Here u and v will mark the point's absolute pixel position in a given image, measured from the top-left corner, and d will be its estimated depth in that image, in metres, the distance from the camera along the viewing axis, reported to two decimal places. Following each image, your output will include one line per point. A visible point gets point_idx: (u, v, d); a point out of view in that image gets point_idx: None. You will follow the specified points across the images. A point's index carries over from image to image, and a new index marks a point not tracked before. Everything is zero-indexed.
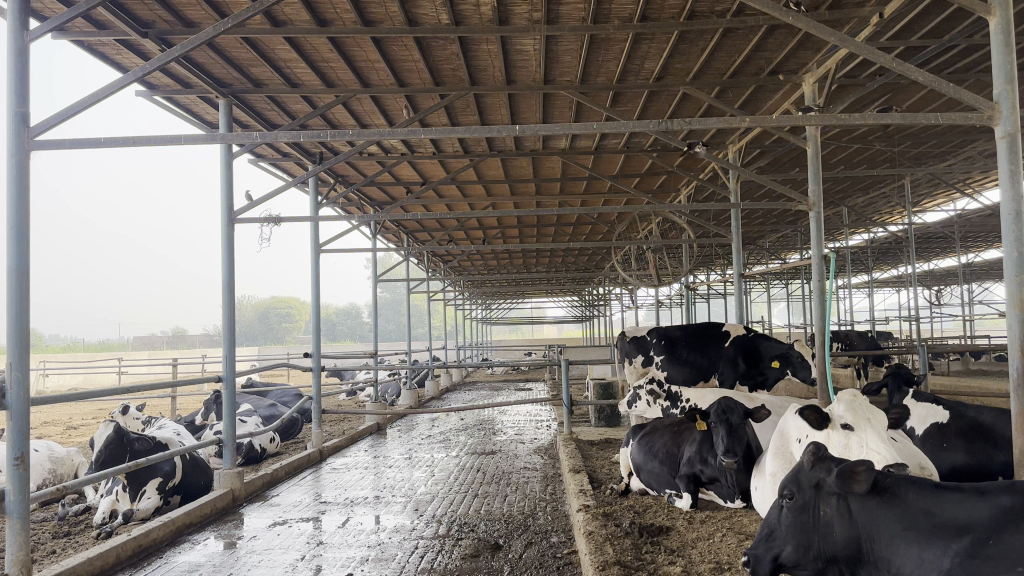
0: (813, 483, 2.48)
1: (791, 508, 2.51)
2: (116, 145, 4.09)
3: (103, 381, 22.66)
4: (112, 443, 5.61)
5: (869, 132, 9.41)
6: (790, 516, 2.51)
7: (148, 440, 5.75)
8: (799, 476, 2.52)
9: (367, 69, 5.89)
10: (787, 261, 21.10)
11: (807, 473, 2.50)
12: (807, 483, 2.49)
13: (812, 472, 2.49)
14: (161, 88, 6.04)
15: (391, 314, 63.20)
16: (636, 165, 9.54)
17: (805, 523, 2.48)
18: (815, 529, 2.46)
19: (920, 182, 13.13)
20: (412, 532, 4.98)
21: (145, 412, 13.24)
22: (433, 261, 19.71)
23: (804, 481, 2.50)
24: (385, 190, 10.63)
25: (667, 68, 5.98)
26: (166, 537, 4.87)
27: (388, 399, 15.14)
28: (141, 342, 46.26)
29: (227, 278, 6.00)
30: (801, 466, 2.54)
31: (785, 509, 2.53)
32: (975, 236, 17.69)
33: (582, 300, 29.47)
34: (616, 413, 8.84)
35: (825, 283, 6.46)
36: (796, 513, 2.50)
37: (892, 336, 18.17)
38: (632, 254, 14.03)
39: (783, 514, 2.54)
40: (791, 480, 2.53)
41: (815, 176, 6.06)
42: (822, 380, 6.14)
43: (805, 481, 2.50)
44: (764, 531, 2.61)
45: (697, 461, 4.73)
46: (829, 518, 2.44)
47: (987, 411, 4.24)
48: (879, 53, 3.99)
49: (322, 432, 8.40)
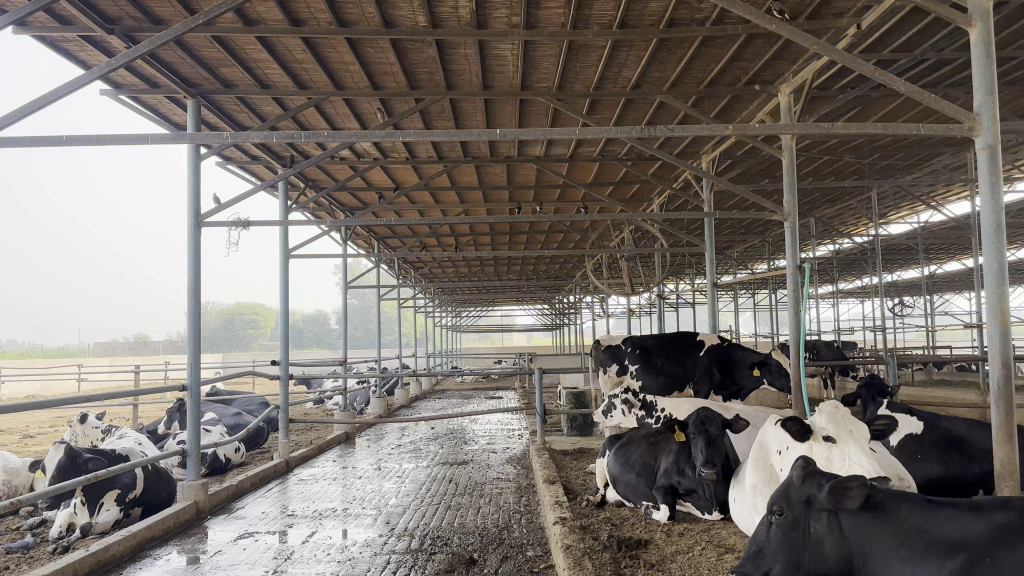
0: (803, 498, 2.40)
1: (781, 525, 2.41)
2: (79, 145, 3.93)
3: (62, 389, 22.02)
4: (64, 466, 5.36)
5: (838, 143, 9.48)
6: (779, 533, 2.41)
7: (102, 458, 5.53)
8: (788, 492, 2.44)
9: (340, 71, 5.76)
10: (755, 271, 21.27)
11: (797, 488, 2.42)
12: (797, 499, 2.41)
13: (802, 487, 2.41)
14: (127, 87, 5.86)
15: (359, 321, 62.65)
16: (610, 173, 9.52)
17: (795, 540, 2.39)
18: (805, 547, 2.38)
19: (887, 194, 13.29)
20: (383, 546, 4.84)
21: (106, 420, 12.89)
22: (404, 268, 19.53)
23: (793, 497, 2.42)
24: (356, 195, 10.48)
25: (644, 77, 5.95)
26: (126, 552, 4.67)
27: (357, 407, 14.93)
28: (101, 348, 45.19)
29: (193, 283, 5.82)
30: (788, 481, 2.46)
31: (775, 525, 2.43)
32: (938, 248, 17.97)
33: (551, 309, 29.45)
34: (589, 423, 8.78)
35: (799, 293, 6.44)
36: (786, 531, 2.40)
37: (857, 346, 18.43)
38: (604, 262, 14.01)
39: (772, 531, 2.43)
40: (781, 496, 2.44)
41: (790, 187, 6.04)
42: (796, 390, 6.11)
43: (794, 497, 2.42)
44: (752, 549, 2.49)
45: (674, 472, 4.67)
46: (819, 535, 2.37)
47: (961, 423, 4.24)
48: (860, 63, 3.99)
49: (289, 442, 8.22)
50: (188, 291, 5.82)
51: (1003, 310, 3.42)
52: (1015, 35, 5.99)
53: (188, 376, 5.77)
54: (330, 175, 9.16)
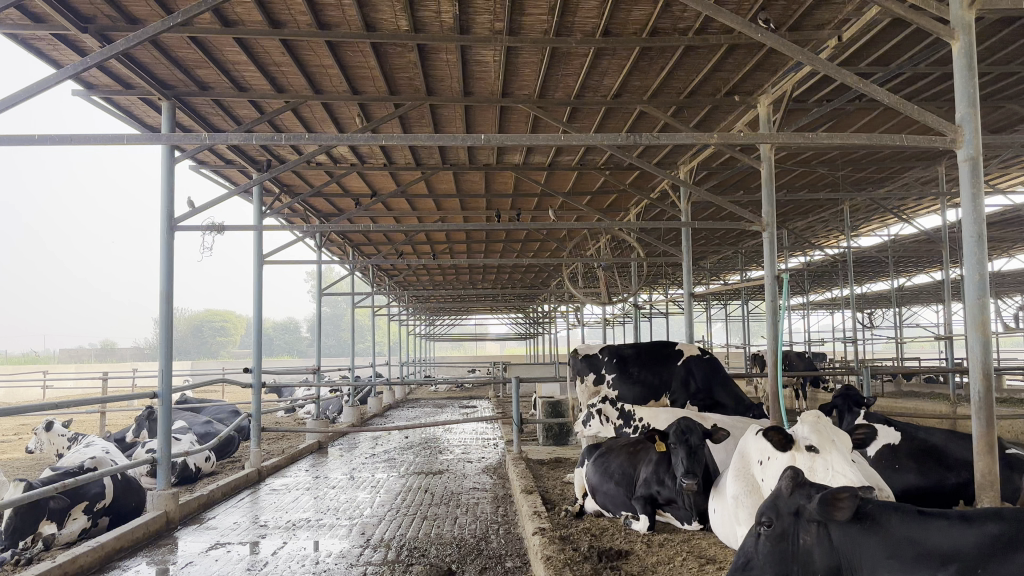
0: (792, 509, 2.39)
1: (769, 536, 2.39)
2: (52, 143, 3.82)
3: (25, 396, 21.50)
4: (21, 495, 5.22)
5: (813, 156, 9.60)
6: (768, 545, 2.39)
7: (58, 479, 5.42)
8: (777, 502, 2.42)
9: (320, 75, 5.70)
10: (728, 282, 21.42)
11: (786, 499, 2.41)
12: (786, 510, 2.39)
13: (790, 498, 2.40)
14: (100, 88, 5.74)
15: (331, 329, 62.11)
16: (588, 183, 9.55)
17: (785, 552, 2.37)
18: (794, 558, 2.36)
19: (859, 207, 13.46)
20: (359, 557, 4.75)
21: (71, 429, 12.60)
22: (378, 276, 19.41)
23: (782, 508, 2.40)
24: (332, 201, 10.38)
25: (625, 86, 5.96)
26: (94, 564, 4.54)
27: (329, 416, 14.77)
28: (66, 354, 44.28)
29: (166, 287, 5.70)
30: (777, 492, 2.45)
31: (763, 537, 2.41)
32: (908, 261, 18.25)
33: (525, 318, 29.48)
34: (565, 432, 8.77)
35: (777, 303, 6.46)
36: (775, 543, 2.38)
37: (827, 357, 18.66)
38: (580, 271, 14.03)
39: (760, 542, 2.42)
40: (770, 507, 2.42)
41: (768, 197, 6.07)
42: (773, 400, 6.12)
43: (784, 508, 2.40)
44: (740, 560, 2.48)
45: (654, 482, 4.63)
46: (808, 546, 2.36)
47: (938, 433, 4.26)
48: (845, 73, 4.08)
49: (261, 451, 8.07)
50: (161, 295, 5.69)
51: (983, 321, 3.45)
52: (987, 51, 6.11)
53: (159, 383, 5.63)
54: (306, 180, 9.06)
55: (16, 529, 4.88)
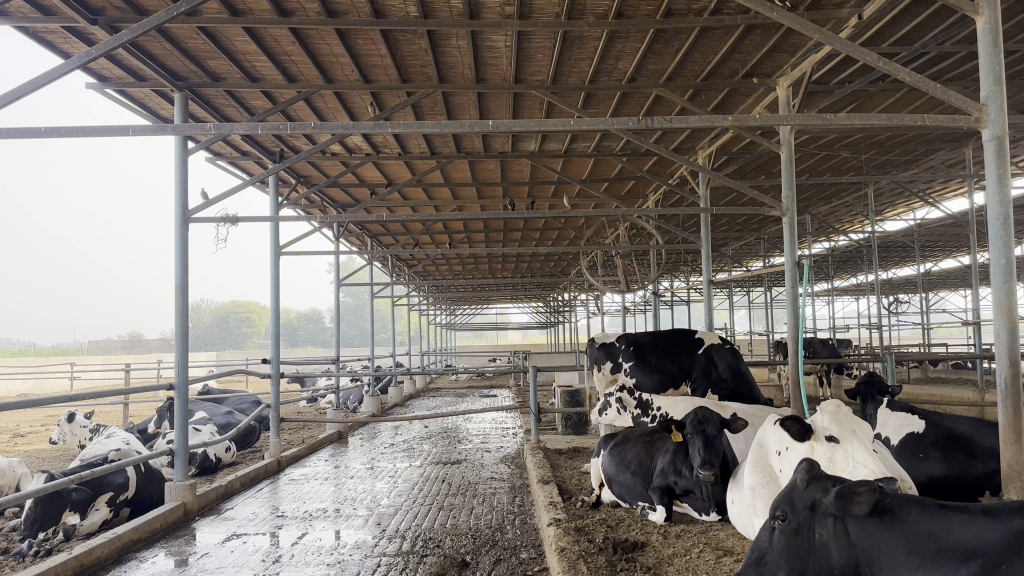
0: (808, 503, 2.31)
1: (784, 530, 2.33)
2: (58, 135, 3.80)
3: (53, 388, 21.82)
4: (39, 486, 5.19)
5: (836, 140, 9.39)
6: (784, 540, 2.33)
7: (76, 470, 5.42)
8: (793, 496, 2.35)
9: (330, 63, 5.65)
10: (751, 269, 21.17)
11: (801, 493, 2.34)
12: (802, 504, 2.32)
13: (806, 491, 2.33)
14: (113, 81, 5.74)
15: (354, 320, 62.44)
16: (606, 170, 9.44)
17: (799, 547, 2.30)
18: (809, 554, 2.29)
19: (884, 191, 13.21)
20: (374, 548, 4.74)
21: (95, 420, 12.74)
22: (397, 266, 19.41)
23: (798, 502, 2.33)
24: (349, 191, 10.34)
25: (640, 69, 5.85)
26: (111, 555, 4.56)
27: (350, 406, 14.82)
28: (94, 347, 44.87)
29: (180, 279, 5.70)
30: (793, 485, 2.37)
31: (779, 531, 2.34)
32: (934, 245, 17.92)
33: (546, 306, 29.42)
34: (584, 421, 8.71)
35: (798, 290, 6.32)
36: (789, 538, 2.31)
37: (852, 344, 18.42)
38: (600, 260, 13.92)
39: (775, 537, 2.35)
40: (785, 500, 2.35)
41: (788, 182, 5.93)
42: (795, 388, 5.99)
43: (799, 502, 2.33)
44: (754, 555, 2.41)
45: (671, 472, 4.56)
46: (824, 541, 2.29)
47: (963, 422, 4.14)
48: (865, 52, 3.97)
49: (280, 442, 8.09)
50: (176, 287, 5.69)
51: (1010, 307, 3.34)
52: (1016, 28, 5.91)
53: (175, 374, 5.64)
54: (321, 171, 9.03)
55: (38, 518, 4.92)
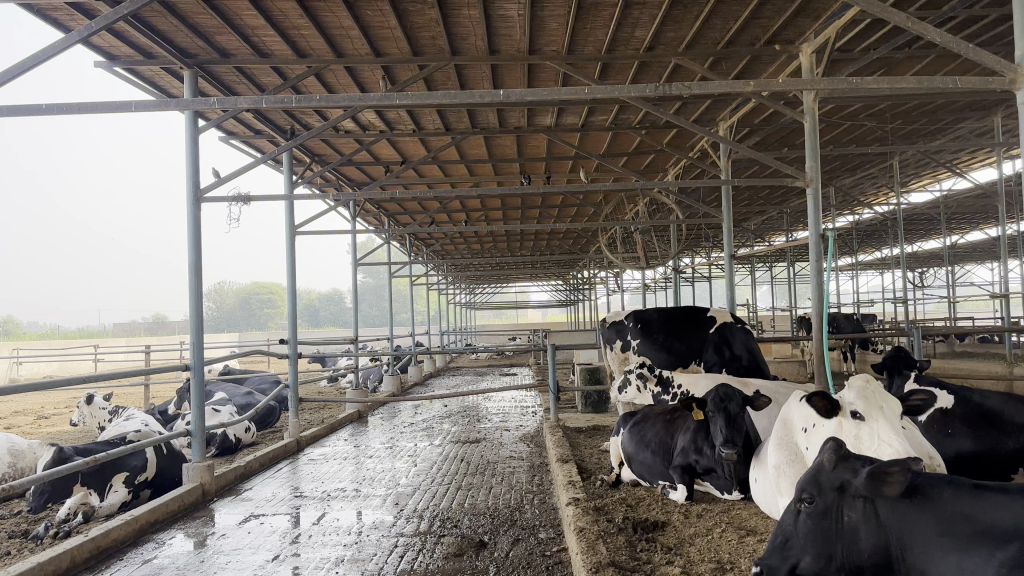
0: (836, 484, 2.22)
1: (811, 513, 2.24)
2: (59, 112, 3.72)
3: (77, 369, 22.08)
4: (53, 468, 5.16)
5: (861, 109, 9.13)
6: (809, 523, 2.24)
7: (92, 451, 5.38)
8: (819, 477, 2.26)
9: (340, 37, 5.53)
10: (773, 243, 20.88)
11: (829, 474, 2.24)
12: (830, 486, 2.23)
13: (834, 472, 2.23)
14: (122, 59, 5.65)
15: (374, 300, 62.74)
16: (624, 144, 9.29)
17: (826, 529, 2.21)
18: (838, 537, 2.20)
19: (910, 162, 12.89)
20: (391, 529, 4.69)
21: (117, 401, 12.84)
22: (415, 245, 19.37)
23: (825, 483, 2.24)
24: (363, 169, 10.25)
25: (659, 37, 5.69)
26: (128, 537, 4.55)
27: (370, 385, 14.86)
28: (119, 328, 45.37)
29: (194, 260, 5.66)
30: (819, 466, 2.28)
31: (804, 514, 2.26)
32: (960, 217, 17.55)
33: (565, 284, 29.28)
34: (603, 399, 8.63)
35: (822, 263, 6.13)
36: (816, 520, 2.23)
37: (878, 319, 18.14)
38: (619, 236, 13.76)
39: (800, 519, 2.27)
40: (811, 481, 2.26)
41: (813, 151, 5.73)
42: (819, 363, 5.82)
43: (827, 483, 2.24)
44: (778, 539, 2.33)
45: (692, 451, 4.46)
46: (853, 524, 2.19)
47: (993, 396, 3.99)
48: (893, 13, 3.81)
49: (299, 422, 8.08)
50: (190, 269, 5.65)
51: None
52: None
53: (191, 356, 5.61)
54: (335, 148, 8.94)
55: (46, 492, 5.20)
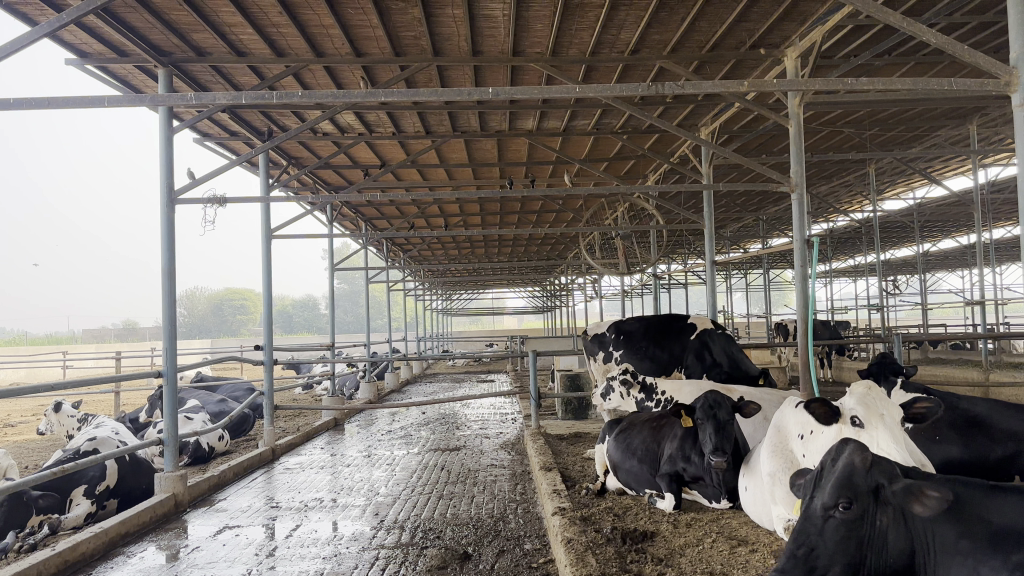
0: (871, 489, 2.13)
1: (845, 520, 2.12)
2: (26, 106, 3.56)
3: (45, 377, 21.71)
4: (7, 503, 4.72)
5: (839, 116, 9.15)
6: (841, 530, 2.13)
7: (53, 496, 4.93)
8: (853, 481, 2.14)
9: (319, 36, 5.40)
10: (749, 250, 20.97)
11: (862, 477, 2.14)
12: (866, 491, 2.13)
13: (868, 476, 2.14)
14: (93, 57, 5.48)
15: (350, 306, 62.33)
16: (604, 149, 9.27)
17: (860, 537, 2.12)
18: (870, 544, 2.13)
19: (885, 169, 12.98)
20: (371, 541, 4.55)
21: (85, 409, 12.55)
22: (393, 250, 19.23)
23: (860, 487, 2.13)
24: (340, 173, 10.13)
25: (644, 40, 5.63)
26: (98, 550, 4.38)
27: (346, 392, 14.68)
28: (89, 333, 44.63)
29: (168, 264, 5.49)
30: (849, 467, 2.16)
31: (836, 520, 2.14)
32: (933, 224, 17.70)
33: (542, 290, 29.24)
34: (584, 405, 8.56)
35: (808, 269, 6.10)
36: (851, 528, 2.12)
37: (852, 326, 18.25)
38: (597, 241, 13.72)
39: (830, 526, 2.15)
40: (847, 487, 2.13)
41: (797, 156, 5.71)
42: (805, 370, 5.76)
43: (862, 488, 2.13)
44: (801, 548, 2.17)
45: (679, 459, 4.38)
46: (884, 529, 2.14)
47: (981, 402, 3.91)
48: (886, 12, 3.82)
49: (275, 429, 7.90)
50: (163, 272, 5.48)
51: None
52: None
53: (163, 362, 5.43)
54: (313, 151, 8.79)
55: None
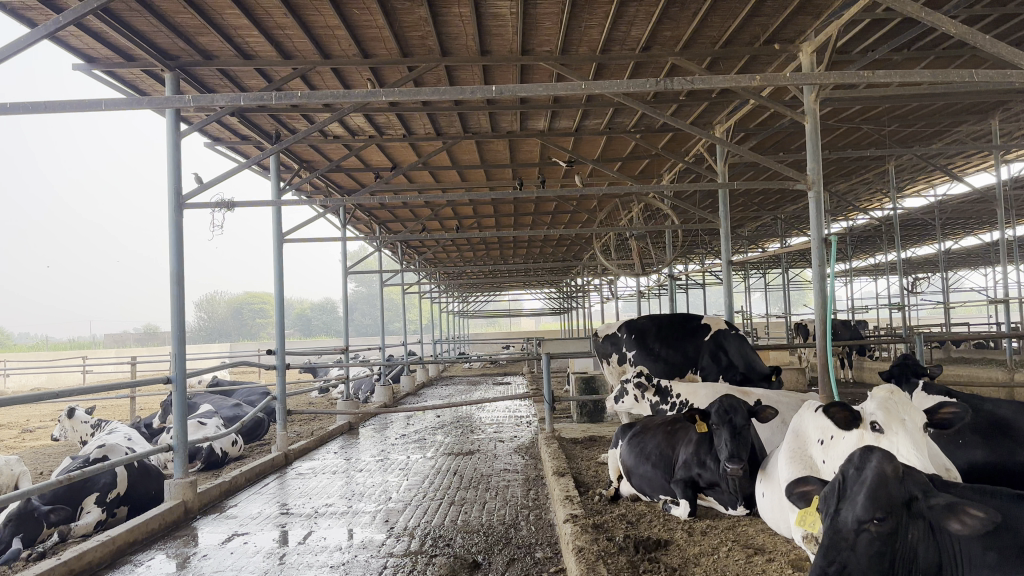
0: (903, 501, 2.04)
1: (881, 535, 2.00)
2: (24, 111, 3.52)
3: (67, 381, 21.88)
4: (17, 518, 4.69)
5: (856, 112, 8.97)
6: (874, 545, 2.01)
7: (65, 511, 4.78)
8: (887, 492, 2.02)
9: (326, 37, 5.35)
10: (767, 250, 20.70)
11: (895, 488, 2.03)
12: (900, 504, 2.03)
13: (901, 487, 2.03)
14: (101, 61, 5.47)
15: (367, 309, 62.49)
16: (618, 148, 9.16)
17: (893, 552, 2.02)
18: (902, 559, 2.04)
19: (905, 166, 12.74)
20: (381, 549, 4.47)
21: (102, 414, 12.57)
22: (408, 253, 19.19)
23: (894, 499, 2.03)
24: (352, 175, 10.10)
25: (655, 36, 5.52)
26: (105, 559, 4.34)
27: (362, 396, 14.63)
28: (111, 338, 45.05)
29: (176, 268, 5.45)
30: (883, 478, 2.04)
31: (872, 535, 2.01)
32: (955, 222, 17.38)
33: (559, 292, 29.10)
34: (599, 408, 8.44)
35: (826, 268, 5.95)
36: (886, 543, 2.01)
37: (874, 325, 17.97)
38: (613, 242, 13.60)
39: (864, 540, 2.01)
40: (882, 499, 2.01)
41: (813, 151, 5.58)
42: (823, 371, 5.62)
43: (896, 500, 2.03)
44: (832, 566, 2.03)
45: (694, 464, 4.28)
46: (913, 542, 2.06)
47: (1006, 405, 3.76)
48: (905, 2, 3.69)
49: (287, 434, 7.85)
50: (171, 277, 5.44)
51: None
52: None
53: (172, 369, 5.39)
54: (324, 154, 8.75)
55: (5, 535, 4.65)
